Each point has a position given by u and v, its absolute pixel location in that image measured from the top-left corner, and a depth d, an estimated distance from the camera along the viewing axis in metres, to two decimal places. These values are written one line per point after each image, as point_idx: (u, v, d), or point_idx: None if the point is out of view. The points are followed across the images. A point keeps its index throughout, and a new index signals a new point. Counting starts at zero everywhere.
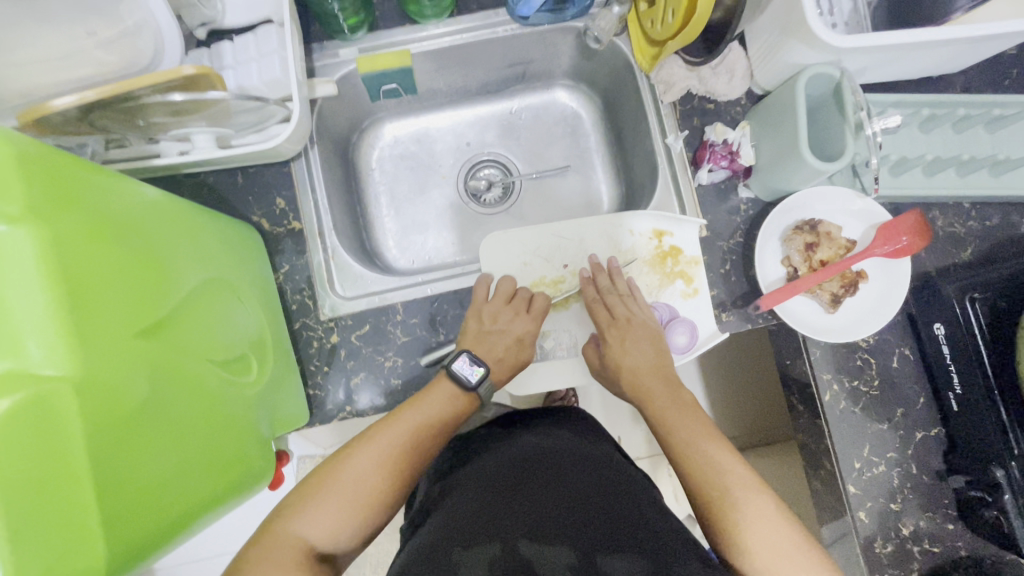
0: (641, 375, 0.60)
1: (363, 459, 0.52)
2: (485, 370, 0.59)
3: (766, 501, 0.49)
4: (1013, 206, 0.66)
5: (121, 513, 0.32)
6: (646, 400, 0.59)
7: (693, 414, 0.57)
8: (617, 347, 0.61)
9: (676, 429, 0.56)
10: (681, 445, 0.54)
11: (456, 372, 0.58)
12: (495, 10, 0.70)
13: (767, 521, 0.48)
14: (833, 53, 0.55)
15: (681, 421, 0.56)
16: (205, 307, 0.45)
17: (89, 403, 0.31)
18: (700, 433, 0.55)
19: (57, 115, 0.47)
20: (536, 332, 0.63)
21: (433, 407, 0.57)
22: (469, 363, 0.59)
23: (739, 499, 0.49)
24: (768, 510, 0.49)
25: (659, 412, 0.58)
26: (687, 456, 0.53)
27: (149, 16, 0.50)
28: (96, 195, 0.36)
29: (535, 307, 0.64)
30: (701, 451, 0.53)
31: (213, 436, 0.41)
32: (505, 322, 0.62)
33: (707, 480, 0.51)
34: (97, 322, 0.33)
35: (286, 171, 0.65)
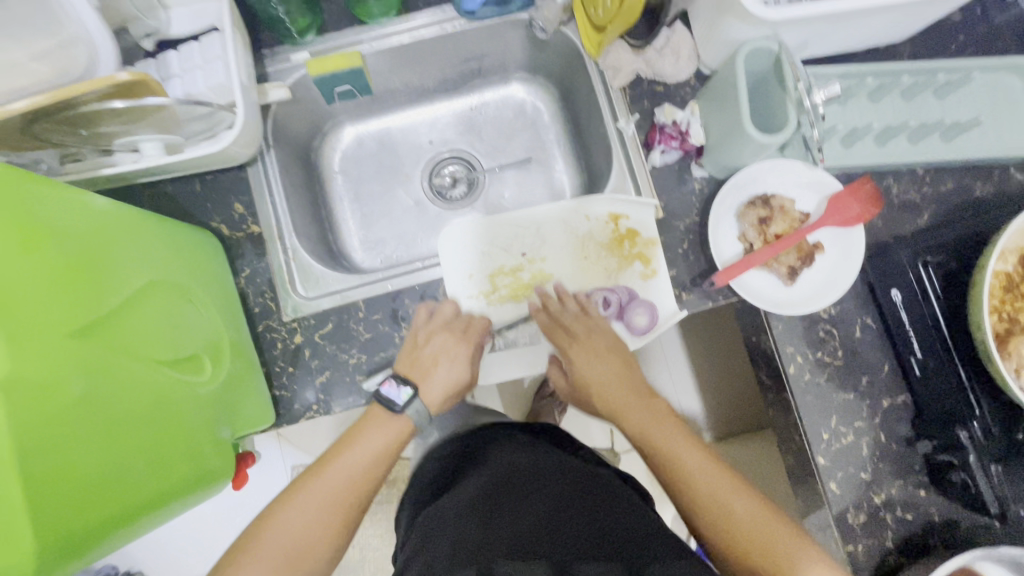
0: (608, 389, 0.61)
1: (303, 502, 0.53)
2: (412, 392, 0.59)
3: (745, 502, 0.50)
4: (967, 170, 0.67)
5: (50, 509, 0.32)
6: (622, 416, 0.59)
7: (664, 418, 0.57)
8: (579, 363, 0.62)
9: (655, 435, 0.56)
10: (665, 456, 0.54)
11: (385, 397, 0.59)
12: (442, 7, 0.71)
13: (755, 517, 0.49)
14: (769, 27, 0.56)
15: (661, 431, 0.56)
16: (150, 309, 0.45)
17: (15, 400, 0.31)
18: (679, 439, 0.55)
19: (2, 124, 0.47)
20: (475, 348, 0.63)
21: (370, 442, 0.57)
22: (396, 386, 0.59)
23: (727, 500, 0.50)
24: (752, 508, 0.49)
25: (635, 425, 0.58)
26: (675, 462, 0.53)
27: (83, 29, 0.50)
28: (25, 198, 0.37)
29: (472, 327, 0.64)
30: (682, 456, 0.53)
31: (160, 436, 0.41)
32: (439, 345, 0.62)
33: (695, 484, 0.51)
34: (22, 321, 0.33)
35: (243, 177, 0.66)
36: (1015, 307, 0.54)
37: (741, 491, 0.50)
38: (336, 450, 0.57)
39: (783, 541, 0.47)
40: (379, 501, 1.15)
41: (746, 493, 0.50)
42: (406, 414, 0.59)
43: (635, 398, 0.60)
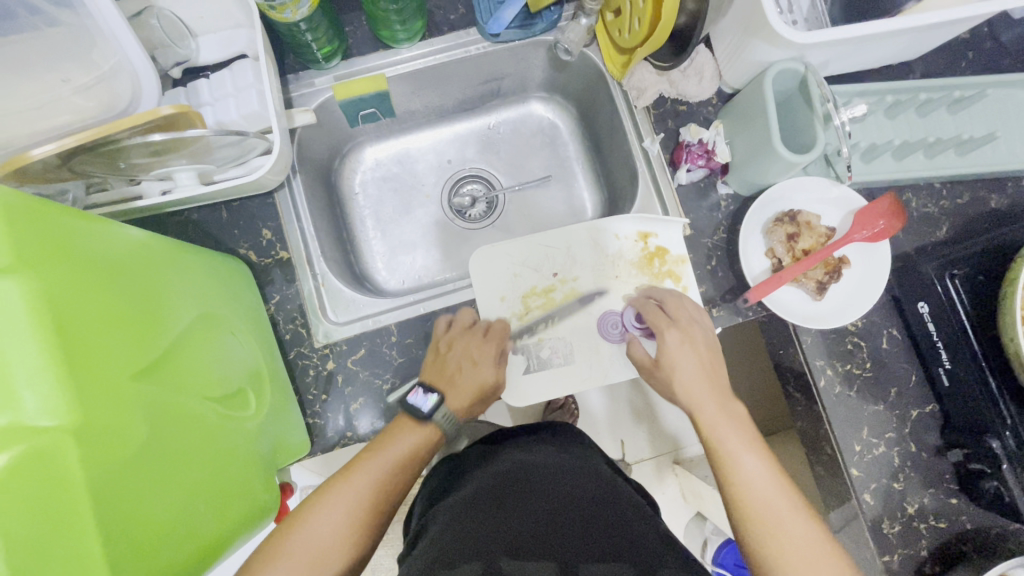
0: (694, 383, 0.58)
1: (331, 510, 0.51)
2: (439, 398, 0.58)
3: (800, 523, 0.49)
4: (981, 183, 0.69)
5: (129, 556, 0.31)
6: (695, 408, 0.57)
7: (740, 424, 0.56)
8: (670, 349, 0.60)
9: (725, 434, 0.55)
10: (724, 457, 0.53)
11: (411, 406, 0.58)
12: (465, 30, 0.71)
13: (806, 539, 0.48)
14: (796, 50, 0.57)
15: (731, 431, 0.55)
16: (198, 342, 0.45)
17: (89, 449, 0.31)
18: (741, 441, 0.54)
19: (38, 164, 0.47)
20: (498, 351, 0.63)
21: (400, 449, 0.56)
22: (423, 393, 0.58)
23: (778, 518, 0.49)
24: (798, 528, 0.49)
25: (709, 424, 0.56)
26: (733, 471, 0.52)
27: (125, 61, 0.50)
28: (83, 241, 0.36)
29: (493, 331, 0.64)
30: (739, 466, 0.53)
31: (216, 473, 0.41)
32: (462, 350, 0.61)
33: (748, 497, 0.51)
34: (90, 366, 0.32)
35: (270, 202, 0.66)
36: None
37: (797, 511, 0.50)
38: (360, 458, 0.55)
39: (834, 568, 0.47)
40: (395, 521, 1.14)
41: (799, 513, 0.49)
42: (434, 420, 0.58)
43: (715, 394, 0.58)
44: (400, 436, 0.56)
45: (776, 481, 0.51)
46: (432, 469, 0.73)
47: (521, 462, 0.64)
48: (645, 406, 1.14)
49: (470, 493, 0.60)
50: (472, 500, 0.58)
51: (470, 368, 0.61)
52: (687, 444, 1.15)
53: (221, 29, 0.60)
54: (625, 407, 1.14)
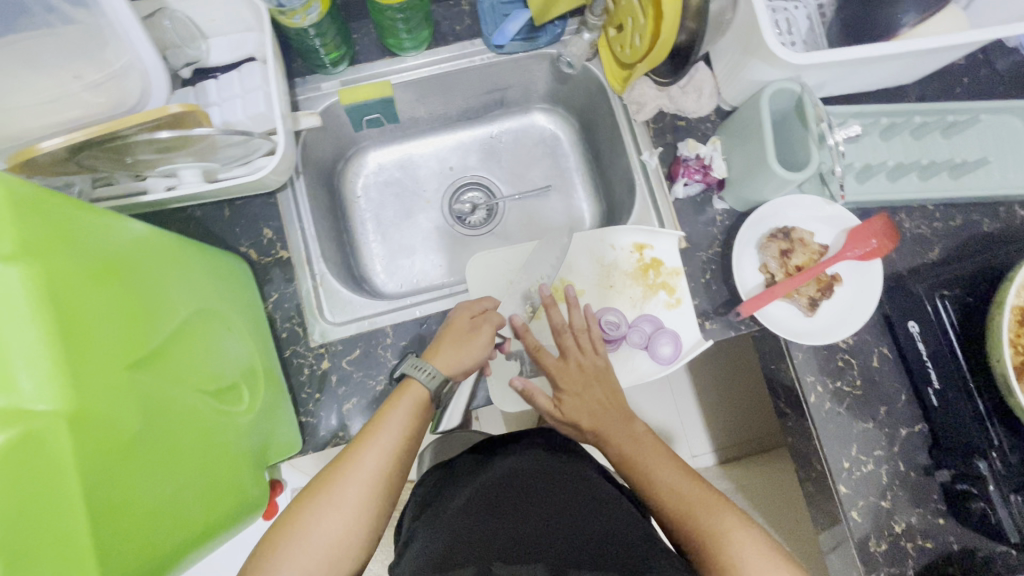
0: (591, 419, 0.59)
1: (353, 473, 0.50)
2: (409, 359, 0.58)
3: (731, 517, 0.49)
4: (974, 207, 0.70)
5: (116, 543, 0.32)
6: (609, 442, 0.58)
7: (659, 452, 0.56)
8: (568, 391, 0.60)
9: (631, 454, 0.56)
10: (640, 472, 0.54)
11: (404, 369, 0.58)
12: (470, 41, 0.72)
13: (735, 531, 0.48)
14: (792, 70, 0.58)
15: (636, 449, 0.56)
16: (194, 337, 0.45)
17: (82, 434, 0.31)
18: (653, 455, 0.55)
19: (46, 157, 0.48)
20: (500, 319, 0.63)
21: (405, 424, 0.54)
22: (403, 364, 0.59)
23: (705, 518, 0.49)
24: (729, 523, 0.48)
25: (618, 450, 0.57)
26: (650, 484, 0.54)
27: (136, 60, 0.52)
28: (86, 232, 0.37)
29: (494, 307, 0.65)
30: (657, 478, 0.54)
31: (205, 466, 0.41)
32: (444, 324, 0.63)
33: (676, 506, 0.51)
34: (87, 353, 0.33)
35: (273, 203, 0.67)
36: None
37: (722, 506, 0.50)
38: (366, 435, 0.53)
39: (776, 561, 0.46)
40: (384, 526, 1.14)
41: (726, 508, 0.50)
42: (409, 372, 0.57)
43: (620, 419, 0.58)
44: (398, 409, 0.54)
45: (696, 485, 0.52)
46: (425, 474, 0.73)
47: (508, 467, 0.64)
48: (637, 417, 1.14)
49: (459, 500, 0.60)
50: (459, 508, 0.59)
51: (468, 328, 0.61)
52: None
53: (230, 32, 0.61)
54: None
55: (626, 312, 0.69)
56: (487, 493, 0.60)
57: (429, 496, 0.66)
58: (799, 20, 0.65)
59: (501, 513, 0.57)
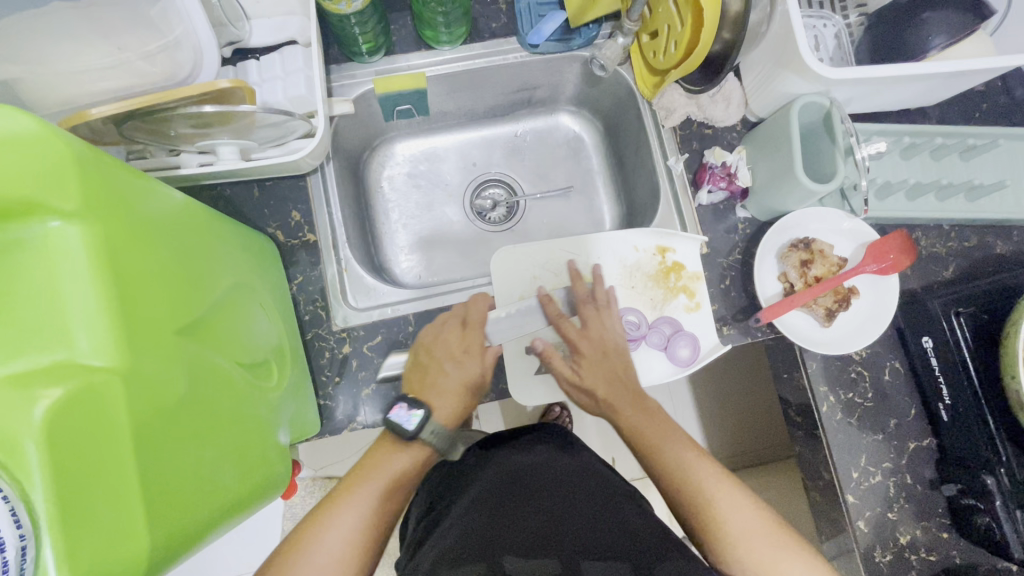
0: (602, 385, 0.61)
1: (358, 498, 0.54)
2: (422, 414, 0.57)
3: (735, 495, 0.54)
4: (987, 229, 0.71)
5: (162, 504, 0.32)
6: (618, 416, 0.60)
7: (662, 423, 0.59)
8: (586, 354, 0.62)
9: (649, 433, 0.58)
10: (652, 452, 0.57)
11: (394, 422, 0.57)
12: (505, 39, 0.74)
13: (738, 510, 0.53)
14: (823, 85, 0.60)
15: (651, 425, 0.59)
16: (231, 311, 0.46)
17: (134, 393, 0.32)
18: (664, 435, 0.58)
19: (92, 123, 0.48)
20: (479, 345, 0.63)
21: (393, 471, 0.56)
22: (406, 409, 0.58)
23: (712, 496, 0.54)
24: (733, 504, 0.53)
25: (628, 423, 0.59)
26: (666, 464, 0.56)
27: (191, 31, 0.52)
28: (141, 197, 0.37)
29: (473, 322, 0.64)
30: (668, 460, 0.56)
31: (239, 438, 0.42)
32: (442, 348, 0.61)
33: (686, 485, 0.55)
34: (141, 316, 0.34)
35: (303, 185, 0.67)
36: None
37: (729, 485, 0.55)
38: (354, 482, 0.55)
39: (772, 537, 0.52)
40: None
41: (731, 488, 0.54)
42: (420, 438, 0.57)
43: (631, 395, 0.61)
44: (386, 457, 0.57)
45: (706, 466, 0.56)
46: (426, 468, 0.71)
47: (513, 462, 0.61)
48: None
49: (465, 496, 0.58)
50: (465, 505, 0.57)
51: (455, 367, 0.61)
52: None
53: (273, 15, 0.62)
54: None
55: (645, 313, 0.69)
56: (492, 483, 0.59)
57: (429, 494, 0.63)
58: (828, 38, 0.67)
59: (513, 507, 0.57)
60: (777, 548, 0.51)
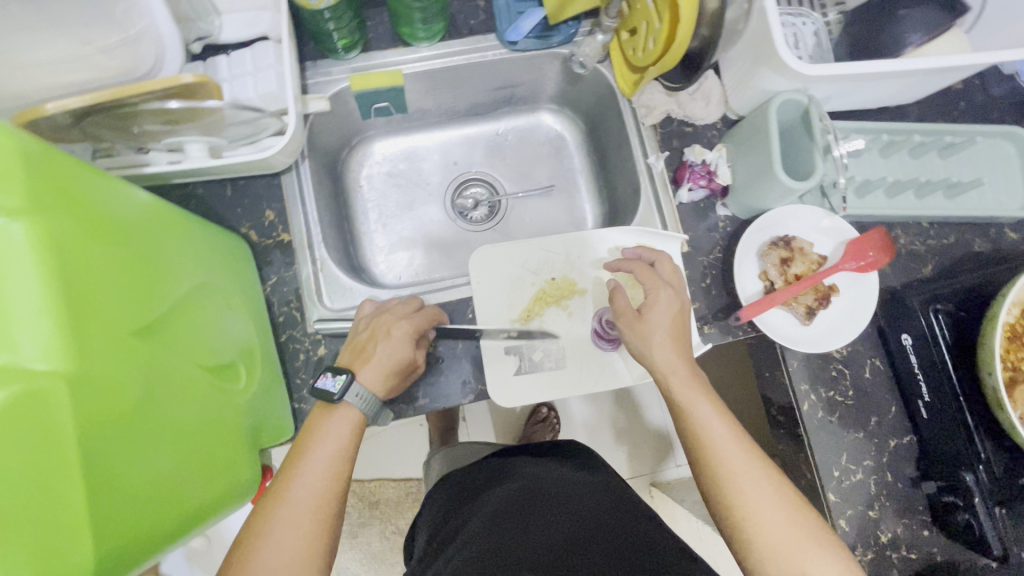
0: (664, 341, 0.56)
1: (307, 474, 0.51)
2: (346, 378, 0.55)
3: (773, 486, 0.50)
4: (966, 227, 0.71)
5: (111, 513, 0.31)
6: (666, 382, 0.56)
7: (709, 396, 0.55)
8: (661, 301, 0.58)
9: (698, 406, 0.54)
10: (694, 427, 0.53)
11: (320, 389, 0.55)
12: (484, 35, 0.73)
13: (775, 501, 0.49)
14: (801, 82, 0.60)
15: (703, 399, 0.54)
16: (196, 312, 0.45)
17: (83, 399, 0.31)
18: (712, 409, 0.54)
19: (49, 120, 0.47)
20: (415, 331, 0.59)
21: (335, 439, 0.53)
22: (332, 376, 0.56)
23: (749, 484, 0.50)
24: (768, 495, 0.50)
25: (676, 392, 0.55)
26: (706, 442, 0.52)
27: (153, 25, 0.51)
28: (96, 195, 0.36)
29: (425, 312, 0.62)
30: (708, 438, 0.53)
31: (201, 444, 0.41)
32: (382, 323, 0.59)
33: (722, 466, 0.51)
34: (92, 317, 0.32)
35: (277, 184, 0.66)
36: (1018, 357, 0.58)
37: (767, 476, 0.51)
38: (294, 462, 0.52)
39: (802, 533, 0.48)
40: (366, 523, 1.13)
41: (767, 479, 0.50)
42: (345, 401, 0.54)
43: (687, 364, 0.56)
44: (322, 425, 0.54)
45: (747, 452, 0.52)
46: (440, 486, 0.71)
47: (534, 479, 0.61)
48: (626, 423, 1.14)
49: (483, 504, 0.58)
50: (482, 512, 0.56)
51: (388, 341, 0.58)
52: (664, 465, 1.15)
53: (245, 10, 0.61)
54: (606, 423, 1.14)
55: None
56: (512, 495, 0.58)
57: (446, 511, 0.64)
58: (806, 36, 0.67)
59: (530, 515, 0.54)
60: (807, 547, 0.47)
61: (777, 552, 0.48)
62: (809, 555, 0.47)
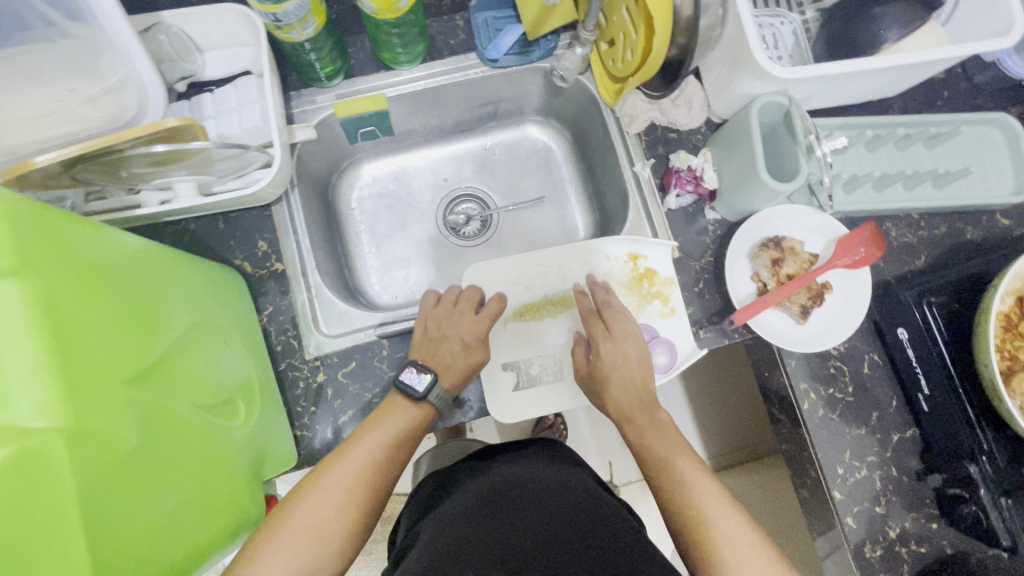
0: (619, 388, 0.62)
1: (367, 444, 0.55)
2: (432, 378, 0.59)
3: (731, 522, 0.51)
4: (957, 216, 0.71)
5: (114, 559, 0.32)
6: (626, 421, 0.61)
7: (671, 435, 0.59)
8: (612, 353, 0.63)
9: (660, 447, 0.58)
10: (658, 462, 0.57)
11: (404, 384, 0.59)
12: (464, 55, 0.73)
13: (734, 532, 0.50)
14: (780, 84, 0.60)
15: (661, 442, 0.58)
16: (192, 350, 0.45)
17: (81, 451, 0.31)
18: (676, 450, 0.57)
19: (40, 172, 0.48)
20: (484, 335, 0.65)
21: (394, 424, 0.57)
22: (416, 372, 0.60)
23: (709, 514, 0.51)
24: (729, 525, 0.50)
25: (636, 430, 0.60)
26: (667, 475, 0.55)
27: (134, 72, 0.53)
28: (86, 247, 0.37)
29: (486, 310, 0.66)
30: (672, 471, 0.55)
31: (204, 481, 0.42)
32: (453, 328, 0.64)
33: (684, 499, 0.53)
34: (87, 369, 0.33)
35: (268, 215, 0.66)
36: (1015, 345, 0.59)
37: (727, 507, 0.52)
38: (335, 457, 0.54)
39: (759, 564, 0.48)
40: (378, 541, 1.13)
41: (731, 512, 0.51)
42: (428, 400, 0.59)
43: (642, 408, 0.61)
44: (389, 409, 0.58)
45: (713, 485, 0.54)
46: (422, 482, 0.70)
47: (513, 477, 0.62)
48: None
49: (458, 507, 0.58)
50: (457, 514, 0.57)
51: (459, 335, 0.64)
52: None
53: (226, 46, 0.62)
54: (613, 427, 1.14)
55: None
56: (489, 497, 0.59)
57: (427, 504, 0.64)
58: (785, 35, 0.67)
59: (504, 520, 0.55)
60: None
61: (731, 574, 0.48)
62: None
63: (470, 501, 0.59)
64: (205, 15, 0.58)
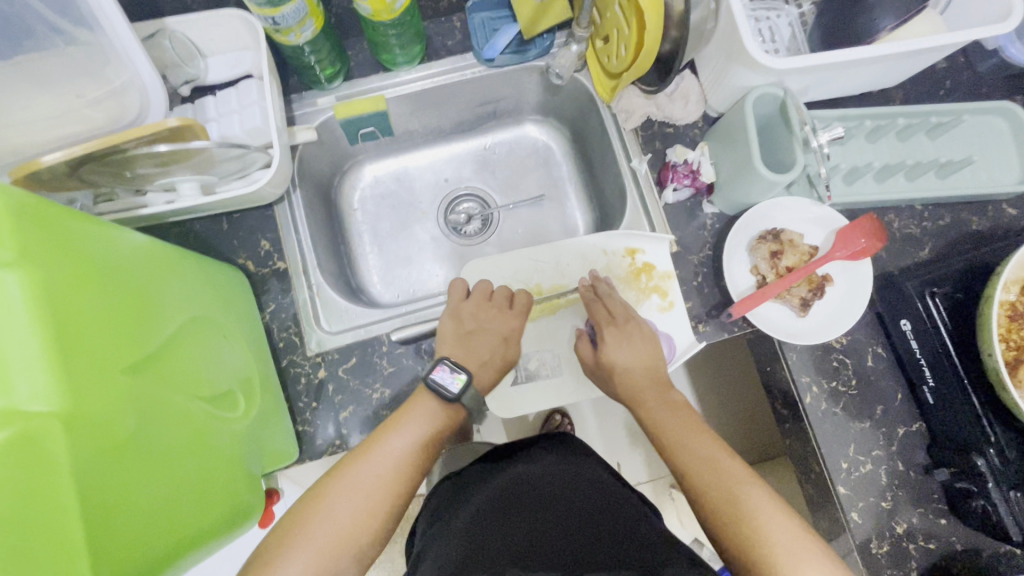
0: (633, 375, 0.62)
1: (396, 439, 0.57)
2: (466, 378, 0.60)
3: (762, 492, 0.51)
4: (963, 206, 0.70)
5: (107, 542, 0.33)
6: (636, 402, 0.61)
7: (680, 415, 0.59)
8: (625, 337, 0.63)
9: (672, 426, 0.58)
10: (674, 444, 0.57)
11: (437, 383, 0.60)
12: (461, 55, 0.74)
13: (766, 507, 0.50)
14: (774, 76, 0.59)
15: (672, 422, 0.58)
16: (190, 344, 0.47)
17: (76, 435, 0.32)
18: (683, 430, 0.58)
19: (47, 171, 0.50)
20: (520, 329, 0.65)
21: (421, 428, 0.58)
22: (449, 372, 0.60)
23: (740, 491, 0.51)
24: (761, 498, 0.50)
25: (646, 413, 0.60)
26: (682, 455, 0.55)
27: (136, 76, 0.56)
28: (88, 242, 0.38)
29: (517, 304, 0.66)
30: (688, 450, 0.55)
31: (201, 470, 0.43)
32: (484, 318, 0.65)
33: (709, 479, 0.53)
34: (84, 355, 0.34)
35: (270, 215, 0.68)
36: (1022, 335, 0.58)
37: (749, 481, 0.52)
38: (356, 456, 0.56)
39: (793, 536, 0.48)
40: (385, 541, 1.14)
41: (756, 485, 0.52)
42: (460, 400, 0.61)
43: (654, 392, 0.61)
44: (415, 415, 0.59)
45: (736, 463, 0.54)
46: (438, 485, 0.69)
47: (527, 474, 0.61)
48: None
49: (472, 507, 0.58)
50: (476, 514, 0.56)
51: (491, 325, 0.65)
52: None
53: (228, 51, 0.64)
54: (620, 427, 1.13)
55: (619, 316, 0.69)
56: (506, 496, 0.58)
57: (440, 503, 0.62)
58: (781, 28, 0.67)
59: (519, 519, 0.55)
60: (803, 549, 0.47)
61: (776, 557, 0.47)
62: (803, 556, 0.47)
63: (486, 499, 0.58)
64: (209, 20, 0.60)
